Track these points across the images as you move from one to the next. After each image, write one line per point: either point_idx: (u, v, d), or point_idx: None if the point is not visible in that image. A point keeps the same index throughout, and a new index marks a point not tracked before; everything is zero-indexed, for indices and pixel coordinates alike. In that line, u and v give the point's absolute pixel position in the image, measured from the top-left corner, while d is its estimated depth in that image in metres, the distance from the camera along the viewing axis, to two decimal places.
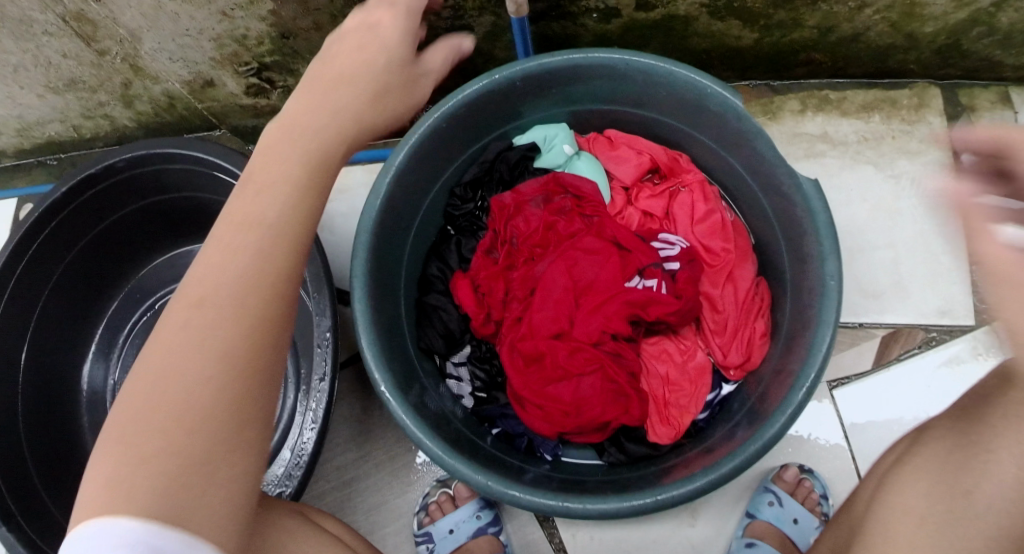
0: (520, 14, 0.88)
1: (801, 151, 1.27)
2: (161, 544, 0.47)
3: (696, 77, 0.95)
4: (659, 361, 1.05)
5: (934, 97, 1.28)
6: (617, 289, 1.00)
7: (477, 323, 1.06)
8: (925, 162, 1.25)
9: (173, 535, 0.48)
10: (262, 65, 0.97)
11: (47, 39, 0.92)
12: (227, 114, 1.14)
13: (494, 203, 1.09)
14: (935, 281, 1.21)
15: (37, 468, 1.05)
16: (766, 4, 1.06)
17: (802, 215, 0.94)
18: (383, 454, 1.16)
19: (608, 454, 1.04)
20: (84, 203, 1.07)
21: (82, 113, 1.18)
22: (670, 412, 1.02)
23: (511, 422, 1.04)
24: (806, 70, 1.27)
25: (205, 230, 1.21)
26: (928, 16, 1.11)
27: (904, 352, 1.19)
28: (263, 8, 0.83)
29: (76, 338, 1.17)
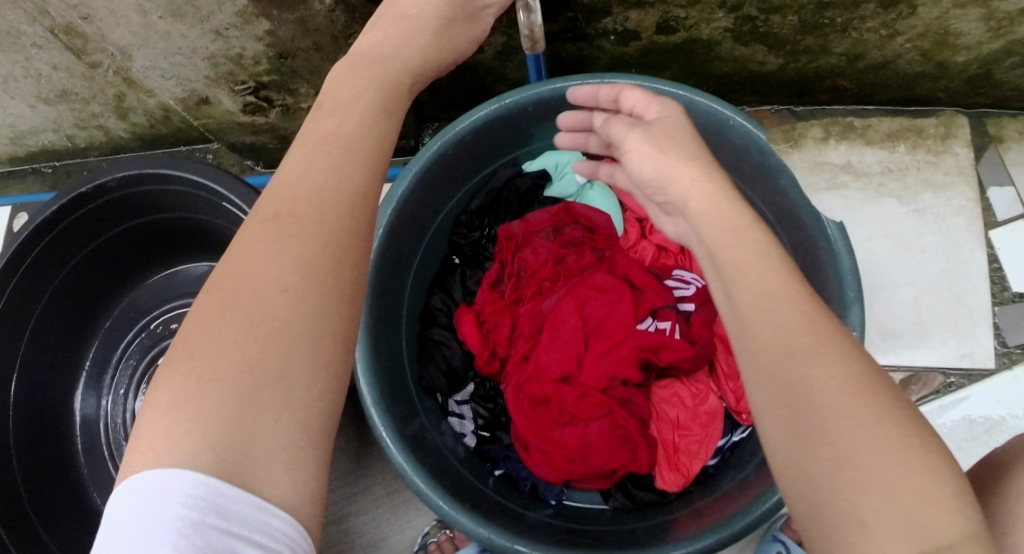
0: (536, 51, 0.84)
1: (822, 182, 1.19)
2: (226, 503, 0.45)
3: (718, 107, 0.91)
4: (670, 405, 0.99)
5: (962, 126, 1.20)
6: (628, 331, 0.95)
7: (480, 361, 1.02)
8: (950, 197, 1.17)
9: (237, 494, 0.45)
10: (259, 84, 0.93)
11: (37, 51, 0.90)
12: (224, 131, 1.10)
13: (501, 232, 1.05)
14: (957, 324, 1.12)
15: (33, 502, 1.04)
16: (794, 30, 1.01)
17: (824, 257, 0.92)
18: (381, 488, 1.11)
19: (613, 499, 0.98)
20: (76, 221, 1.02)
21: (76, 123, 1.15)
22: (679, 457, 0.96)
23: (514, 465, 1.00)
24: (830, 96, 1.20)
25: (201, 250, 1.16)
26: (961, 45, 1.05)
27: (922, 397, 1.09)
28: (259, 27, 0.80)
29: (70, 362, 1.15)
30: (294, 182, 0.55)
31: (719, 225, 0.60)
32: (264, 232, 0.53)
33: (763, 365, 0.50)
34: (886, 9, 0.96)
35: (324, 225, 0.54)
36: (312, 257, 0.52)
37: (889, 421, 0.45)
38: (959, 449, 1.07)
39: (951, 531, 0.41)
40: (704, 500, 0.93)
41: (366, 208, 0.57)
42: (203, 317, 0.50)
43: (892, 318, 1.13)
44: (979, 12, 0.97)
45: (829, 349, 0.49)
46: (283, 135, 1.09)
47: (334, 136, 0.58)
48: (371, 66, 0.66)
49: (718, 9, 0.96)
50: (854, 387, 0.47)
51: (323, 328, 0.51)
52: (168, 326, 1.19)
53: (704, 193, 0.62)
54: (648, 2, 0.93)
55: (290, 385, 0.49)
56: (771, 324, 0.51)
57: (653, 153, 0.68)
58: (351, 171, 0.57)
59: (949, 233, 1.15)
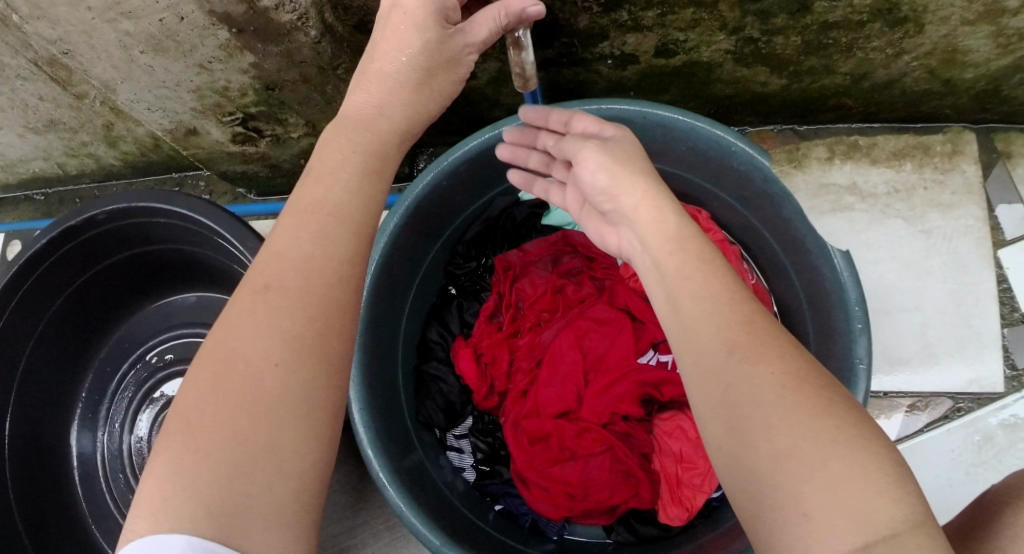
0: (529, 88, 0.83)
1: (827, 205, 1.15)
2: None
3: (720, 132, 0.88)
4: (673, 438, 0.93)
5: (969, 142, 1.15)
6: (629, 365, 0.94)
7: (479, 395, 1.01)
8: (958, 216, 1.12)
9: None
10: (247, 115, 1.00)
11: (21, 82, 1.01)
12: (214, 161, 1.14)
13: (497, 264, 1.06)
14: (964, 349, 1.08)
15: (31, 539, 1.01)
16: (797, 50, 0.98)
17: (830, 286, 0.89)
18: (380, 523, 1.05)
19: (615, 534, 0.95)
20: (66, 254, 1.00)
21: (65, 152, 1.22)
22: (682, 491, 0.90)
23: (514, 501, 0.97)
24: (835, 115, 1.16)
25: (193, 281, 1.15)
26: (968, 63, 1.01)
27: (929, 421, 1.06)
28: (244, 60, 0.87)
29: (63, 397, 1.11)
30: (282, 252, 0.57)
31: (668, 242, 0.63)
32: (254, 302, 0.55)
33: (708, 369, 0.54)
34: (893, 28, 0.93)
35: (310, 296, 0.55)
36: (299, 331, 0.54)
37: (820, 414, 0.48)
38: (967, 476, 1.03)
39: (893, 519, 0.44)
40: (709, 534, 0.88)
41: (349, 272, 0.57)
42: (196, 389, 0.52)
43: (899, 343, 1.09)
44: (989, 29, 0.93)
45: (767, 351, 0.52)
46: (273, 164, 1.15)
47: (322, 204, 0.59)
48: (361, 128, 0.64)
49: (720, 31, 0.93)
50: (793, 384, 0.50)
51: (312, 400, 0.53)
52: (162, 357, 1.18)
53: (653, 205, 0.66)
54: (646, 26, 0.91)
55: (280, 455, 0.51)
56: (713, 332, 0.55)
57: (608, 162, 0.69)
58: (338, 242, 0.58)
59: (958, 254, 1.11)
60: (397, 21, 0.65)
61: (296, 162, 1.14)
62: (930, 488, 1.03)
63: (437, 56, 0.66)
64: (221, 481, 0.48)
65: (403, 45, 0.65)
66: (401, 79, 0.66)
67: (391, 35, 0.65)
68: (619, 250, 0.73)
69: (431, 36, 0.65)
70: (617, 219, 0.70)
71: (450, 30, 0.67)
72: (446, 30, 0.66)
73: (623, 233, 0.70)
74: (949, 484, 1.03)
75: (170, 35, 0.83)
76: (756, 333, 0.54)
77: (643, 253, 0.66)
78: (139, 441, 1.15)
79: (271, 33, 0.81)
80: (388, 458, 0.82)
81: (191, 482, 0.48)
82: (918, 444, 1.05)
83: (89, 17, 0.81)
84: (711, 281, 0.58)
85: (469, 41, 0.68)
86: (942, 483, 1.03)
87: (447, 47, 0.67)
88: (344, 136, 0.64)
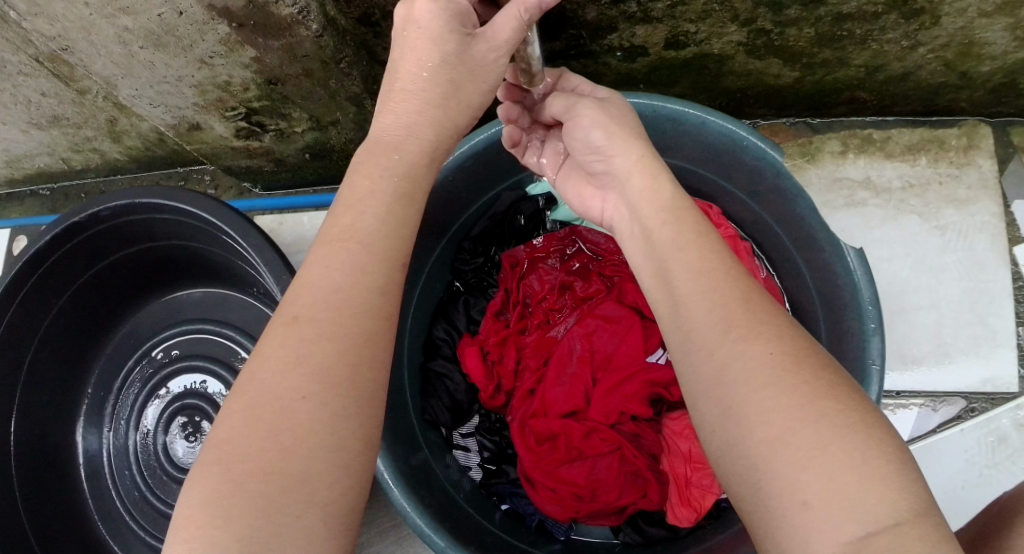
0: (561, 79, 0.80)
1: (841, 199, 1.12)
2: None
3: (732, 127, 0.86)
4: (683, 438, 0.89)
5: (985, 136, 1.12)
6: (639, 365, 0.93)
7: (485, 394, 1.00)
8: (973, 212, 1.10)
9: None
10: (250, 110, 0.99)
11: (23, 78, 1.00)
12: (219, 156, 1.13)
13: (506, 260, 1.06)
14: (978, 346, 1.06)
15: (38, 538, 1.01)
16: (811, 42, 0.96)
17: (844, 284, 0.87)
18: (387, 521, 1.04)
19: (623, 534, 0.94)
20: (69, 251, 0.99)
21: (70, 147, 1.22)
22: (691, 492, 0.87)
23: (520, 501, 0.96)
24: (849, 108, 1.14)
25: (199, 276, 1.14)
26: (986, 55, 0.98)
27: (942, 421, 1.04)
28: (245, 55, 0.86)
29: (68, 395, 1.12)
30: (313, 281, 0.57)
31: (664, 213, 0.62)
32: (287, 335, 0.54)
33: (705, 353, 0.52)
34: (909, 20, 0.91)
35: (340, 330, 0.54)
36: (327, 361, 0.53)
37: (820, 393, 0.47)
38: (981, 477, 1.01)
39: (896, 509, 0.42)
40: (716, 538, 0.87)
41: (348, 277, 0.56)
42: (232, 422, 0.52)
43: (912, 343, 1.07)
44: (1006, 22, 0.90)
45: (764, 331, 0.51)
46: (278, 158, 1.14)
47: (352, 232, 0.59)
48: (390, 150, 0.63)
49: (731, 22, 0.91)
50: (789, 365, 0.49)
51: (344, 433, 0.52)
52: (167, 353, 1.16)
53: (647, 173, 0.65)
54: (655, 17, 0.90)
55: (311, 487, 0.50)
56: (708, 310, 0.53)
57: (606, 121, 0.69)
58: (369, 270, 0.57)
59: (973, 251, 1.09)
60: (414, 38, 0.62)
61: (300, 157, 1.13)
62: (941, 490, 1.01)
63: (459, 66, 0.62)
64: (255, 512, 0.48)
65: (421, 60, 0.62)
66: (427, 95, 0.63)
67: (409, 51, 0.62)
68: (601, 216, 0.73)
69: (450, 46, 0.62)
70: (606, 180, 0.71)
71: (469, 38, 0.62)
72: (464, 39, 0.62)
73: (610, 196, 0.71)
74: (962, 486, 1.01)
75: (170, 30, 0.82)
76: (762, 319, 0.52)
77: (633, 218, 0.65)
78: (144, 437, 1.14)
79: (271, 27, 0.80)
80: (393, 458, 0.81)
81: (222, 514, 0.48)
82: (931, 444, 1.03)
83: (87, 14, 0.80)
84: (717, 265, 0.56)
85: (494, 48, 0.63)
86: (952, 485, 1.01)
87: (469, 56, 0.62)
88: (370, 163, 0.62)
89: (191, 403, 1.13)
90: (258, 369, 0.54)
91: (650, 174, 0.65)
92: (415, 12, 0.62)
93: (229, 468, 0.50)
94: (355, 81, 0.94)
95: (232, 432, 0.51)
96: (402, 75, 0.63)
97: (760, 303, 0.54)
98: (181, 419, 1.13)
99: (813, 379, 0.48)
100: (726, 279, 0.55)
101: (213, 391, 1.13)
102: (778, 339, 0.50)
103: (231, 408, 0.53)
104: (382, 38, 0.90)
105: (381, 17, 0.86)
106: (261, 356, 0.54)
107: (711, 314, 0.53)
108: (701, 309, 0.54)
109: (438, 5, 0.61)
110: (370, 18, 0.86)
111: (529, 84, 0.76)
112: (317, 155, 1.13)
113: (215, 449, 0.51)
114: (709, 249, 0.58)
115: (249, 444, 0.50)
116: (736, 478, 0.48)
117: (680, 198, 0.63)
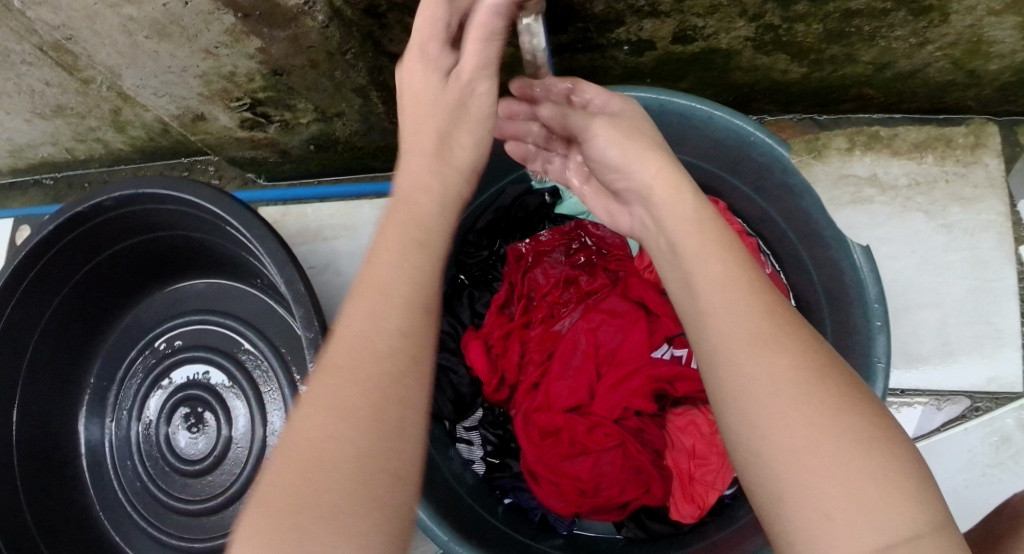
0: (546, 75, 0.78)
1: (847, 196, 1.12)
2: None
3: (739, 123, 0.86)
4: (686, 434, 0.90)
5: (992, 135, 1.12)
6: (642, 361, 0.94)
7: (489, 388, 1.00)
8: (979, 210, 1.09)
9: None
10: (255, 100, 0.99)
11: (27, 68, 1.00)
12: (223, 146, 1.13)
13: (511, 253, 1.06)
14: (983, 345, 1.06)
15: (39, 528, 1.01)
16: (819, 38, 0.95)
17: (850, 282, 0.86)
18: None
19: (626, 529, 0.94)
20: (73, 241, 0.99)
21: (73, 137, 1.22)
22: (694, 488, 0.87)
23: (523, 496, 0.96)
24: (856, 104, 1.13)
25: (203, 267, 1.13)
26: (994, 53, 0.97)
27: (946, 420, 1.04)
28: (250, 46, 0.85)
29: (70, 386, 1.12)
30: (347, 323, 0.55)
31: (688, 225, 0.61)
32: (322, 379, 0.53)
33: (729, 361, 0.51)
34: (917, 17, 0.90)
35: (372, 369, 0.52)
36: (361, 401, 0.51)
37: (842, 406, 0.47)
38: (984, 477, 1.01)
39: (914, 522, 0.43)
40: (719, 533, 0.87)
41: (378, 316, 0.54)
42: (271, 471, 0.50)
43: (916, 341, 1.06)
44: (1015, 20, 0.90)
45: (788, 343, 0.50)
46: (282, 149, 1.13)
47: (380, 272, 0.57)
48: (405, 200, 0.62)
49: (739, 17, 0.91)
50: (814, 378, 0.48)
51: (383, 476, 0.49)
52: (170, 343, 1.16)
53: (670, 187, 0.64)
54: (663, 11, 0.89)
55: (352, 533, 0.47)
56: (734, 319, 0.53)
57: (620, 137, 0.69)
58: (398, 309, 0.55)
59: (979, 249, 1.09)
60: (410, 102, 0.64)
61: (305, 148, 1.13)
62: (943, 488, 1.01)
63: (450, 110, 0.63)
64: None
65: (418, 117, 0.63)
66: (429, 148, 0.63)
67: (408, 116, 0.64)
68: (632, 229, 0.74)
69: (437, 95, 0.63)
70: (631, 196, 0.70)
71: (448, 76, 0.63)
72: (446, 79, 0.63)
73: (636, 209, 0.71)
74: (965, 485, 1.01)
75: (175, 20, 0.82)
76: (783, 329, 0.51)
77: (659, 233, 0.65)
78: (147, 428, 1.14)
79: (277, 18, 0.80)
80: None
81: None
82: (934, 443, 1.03)
83: (91, 3, 0.80)
84: (735, 271, 0.56)
85: (475, 80, 0.62)
86: (955, 485, 1.01)
87: (457, 100, 0.63)
88: (390, 210, 0.61)
89: (194, 393, 1.12)
90: (296, 417, 0.52)
91: (671, 179, 0.65)
92: (404, 77, 0.64)
93: (267, 517, 0.47)
94: (361, 73, 0.94)
95: (270, 483, 0.49)
96: (407, 139, 0.64)
97: (784, 313, 0.53)
98: (183, 410, 1.12)
99: (837, 393, 0.48)
100: (750, 289, 0.54)
101: (216, 382, 1.12)
102: (802, 350, 0.50)
103: (275, 450, 0.51)
104: (387, 29, 0.88)
105: (388, 9, 0.84)
106: (299, 403, 0.53)
107: (737, 321, 0.52)
108: (720, 317, 0.53)
109: (418, 64, 0.63)
110: (376, 9, 0.84)
111: (536, 75, 0.77)
112: (322, 146, 1.12)
113: (255, 503, 0.49)
114: (732, 258, 0.57)
115: (286, 493, 0.48)
116: (759, 486, 0.48)
117: (699, 204, 0.63)
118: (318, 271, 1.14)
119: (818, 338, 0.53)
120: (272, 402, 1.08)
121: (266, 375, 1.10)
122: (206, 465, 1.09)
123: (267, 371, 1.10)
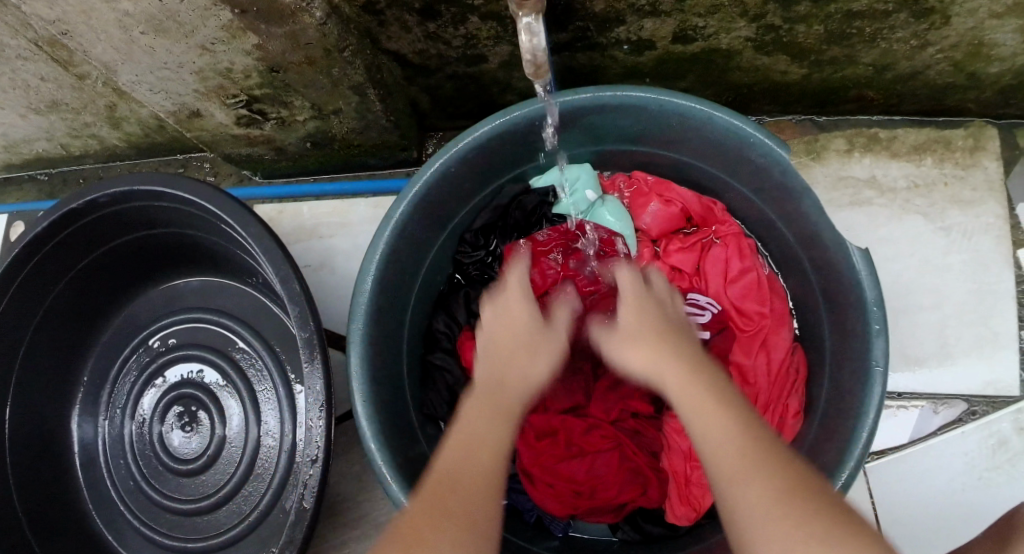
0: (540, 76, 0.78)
1: (846, 198, 1.11)
2: None
3: (739, 123, 0.86)
4: (683, 435, 0.88)
5: (992, 137, 1.11)
6: None
7: None
8: (978, 213, 1.09)
9: None
10: (252, 97, 0.98)
11: (22, 63, 0.99)
12: (219, 143, 1.12)
13: (507, 250, 1.04)
14: (981, 349, 1.05)
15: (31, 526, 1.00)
16: (820, 39, 0.95)
17: (848, 285, 0.86)
18: (383, 515, 1.04)
19: (621, 531, 0.93)
20: (66, 238, 0.98)
21: (68, 132, 1.21)
22: (691, 490, 0.87)
23: (519, 497, 0.95)
24: (855, 106, 1.13)
25: (198, 265, 1.13)
26: (995, 56, 0.97)
27: (943, 424, 1.03)
28: (247, 42, 0.85)
29: (64, 384, 1.11)
30: (454, 456, 0.64)
31: (678, 372, 0.67)
32: (432, 498, 0.60)
33: (718, 481, 0.57)
34: (919, 19, 0.90)
35: (472, 492, 0.60)
36: (464, 517, 0.58)
37: (812, 515, 0.52)
38: (981, 481, 1.01)
39: None
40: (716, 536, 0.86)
41: (479, 450, 0.64)
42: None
43: (914, 344, 1.06)
44: (1017, 23, 0.90)
45: (766, 463, 0.56)
46: (279, 147, 1.13)
47: (486, 403, 0.71)
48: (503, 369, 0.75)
49: (740, 18, 0.90)
50: (785, 493, 0.54)
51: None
52: (165, 342, 1.15)
53: (656, 351, 0.71)
54: (663, 11, 0.88)
55: None
56: (720, 440, 0.59)
57: (621, 327, 0.77)
58: (495, 447, 0.66)
59: (978, 252, 1.08)
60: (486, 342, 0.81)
61: (301, 146, 1.12)
62: (939, 492, 1.01)
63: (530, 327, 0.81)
64: None
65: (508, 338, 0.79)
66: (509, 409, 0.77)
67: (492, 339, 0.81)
68: None
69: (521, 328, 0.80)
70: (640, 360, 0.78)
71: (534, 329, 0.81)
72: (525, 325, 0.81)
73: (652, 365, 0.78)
74: (962, 489, 1.01)
75: (171, 16, 0.81)
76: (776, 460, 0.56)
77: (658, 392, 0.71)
78: (140, 426, 1.13)
79: (275, 14, 0.80)
80: (391, 452, 0.81)
81: None
82: (931, 447, 1.03)
83: None
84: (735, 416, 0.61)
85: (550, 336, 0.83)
86: (952, 489, 1.01)
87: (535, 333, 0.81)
88: (490, 370, 0.75)
89: (188, 392, 1.12)
90: (403, 527, 0.58)
91: (679, 355, 0.70)
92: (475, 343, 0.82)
93: None
94: (359, 70, 0.93)
95: None
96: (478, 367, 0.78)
97: (757, 436, 0.59)
98: (177, 409, 1.11)
99: (807, 504, 0.53)
100: (732, 417, 0.61)
101: (210, 381, 1.11)
102: (781, 465, 0.56)
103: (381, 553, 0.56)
104: (385, 26, 0.91)
105: (386, 5, 0.86)
106: (404, 518, 0.59)
107: (722, 441, 0.59)
108: (707, 442, 0.60)
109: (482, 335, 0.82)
110: (375, 6, 0.86)
111: (533, 76, 0.77)
112: (318, 144, 1.12)
113: None
114: (715, 394, 0.63)
115: None
116: None
117: (706, 371, 0.68)
118: (314, 270, 1.14)
119: (794, 457, 0.58)
120: (267, 402, 1.08)
121: (261, 374, 1.09)
122: (200, 464, 1.08)
123: (263, 370, 1.09)
